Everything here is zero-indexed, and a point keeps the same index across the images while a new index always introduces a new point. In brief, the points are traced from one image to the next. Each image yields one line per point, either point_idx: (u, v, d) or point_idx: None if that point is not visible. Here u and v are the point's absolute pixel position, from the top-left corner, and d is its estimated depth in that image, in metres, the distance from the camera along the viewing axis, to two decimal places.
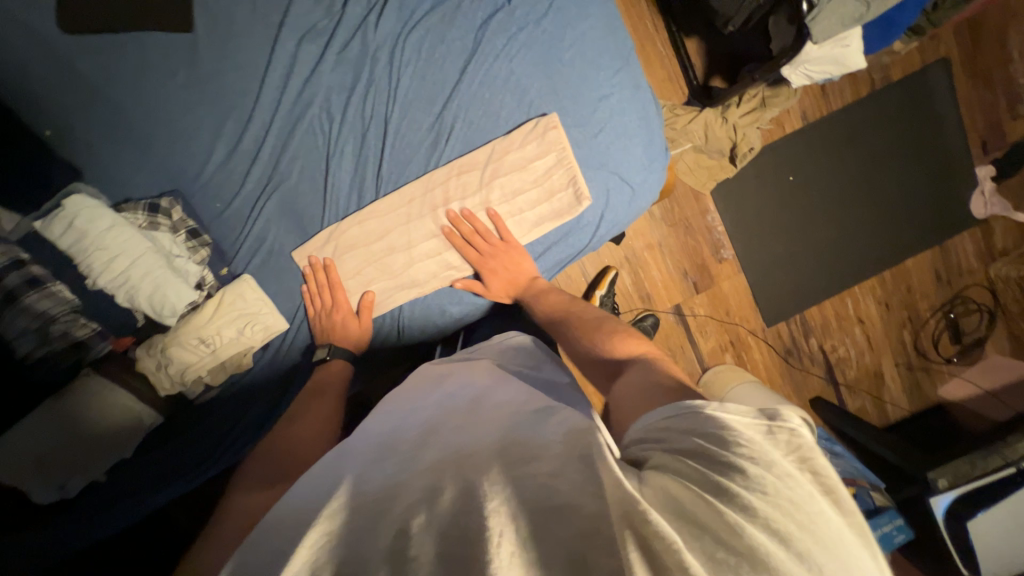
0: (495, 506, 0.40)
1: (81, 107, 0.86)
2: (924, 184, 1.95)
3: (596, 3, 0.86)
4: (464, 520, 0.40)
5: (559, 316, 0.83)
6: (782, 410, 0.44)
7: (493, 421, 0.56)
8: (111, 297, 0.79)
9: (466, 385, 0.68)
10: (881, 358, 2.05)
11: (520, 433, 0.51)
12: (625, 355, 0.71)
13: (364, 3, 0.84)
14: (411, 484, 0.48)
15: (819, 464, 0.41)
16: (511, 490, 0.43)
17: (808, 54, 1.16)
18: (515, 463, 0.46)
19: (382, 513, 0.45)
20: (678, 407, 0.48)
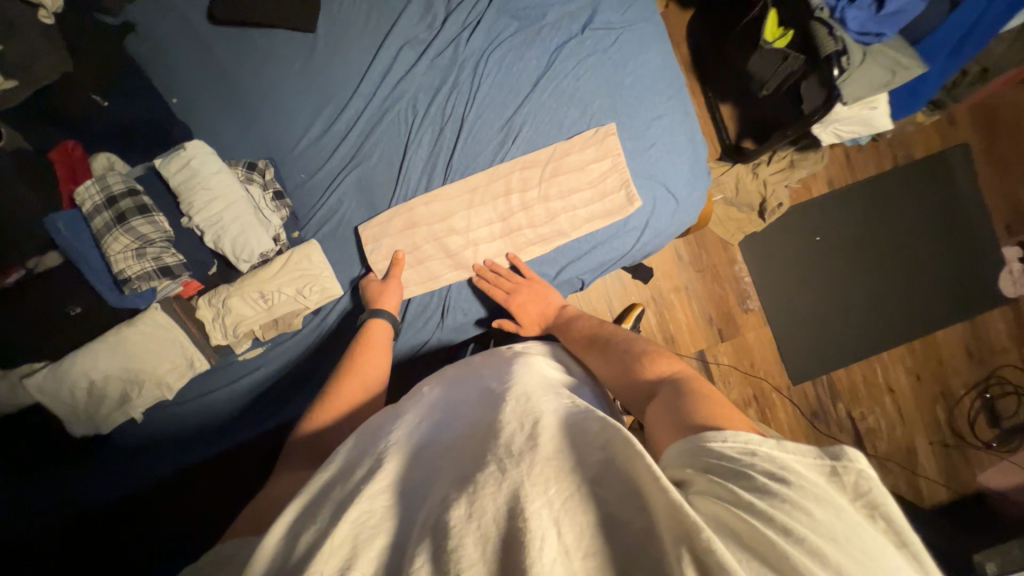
0: (537, 507, 0.37)
1: (207, 81, 1.01)
2: (950, 259, 1.99)
3: (656, 41, 1.00)
4: (506, 520, 0.37)
5: (588, 339, 0.82)
6: (846, 451, 0.39)
7: (535, 408, 0.52)
8: (200, 233, 0.87)
9: (511, 376, 0.66)
10: (913, 434, 1.97)
11: (567, 429, 0.48)
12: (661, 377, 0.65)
13: (461, 22, 0.99)
14: (442, 482, 0.46)
15: (891, 513, 0.37)
16: (558, 492, 0.40)
17: (838, 114, 1.28)
18: (563, 466, 0.42)
19: (425, 504, 0.44)
20: (729, 433, 0.44)
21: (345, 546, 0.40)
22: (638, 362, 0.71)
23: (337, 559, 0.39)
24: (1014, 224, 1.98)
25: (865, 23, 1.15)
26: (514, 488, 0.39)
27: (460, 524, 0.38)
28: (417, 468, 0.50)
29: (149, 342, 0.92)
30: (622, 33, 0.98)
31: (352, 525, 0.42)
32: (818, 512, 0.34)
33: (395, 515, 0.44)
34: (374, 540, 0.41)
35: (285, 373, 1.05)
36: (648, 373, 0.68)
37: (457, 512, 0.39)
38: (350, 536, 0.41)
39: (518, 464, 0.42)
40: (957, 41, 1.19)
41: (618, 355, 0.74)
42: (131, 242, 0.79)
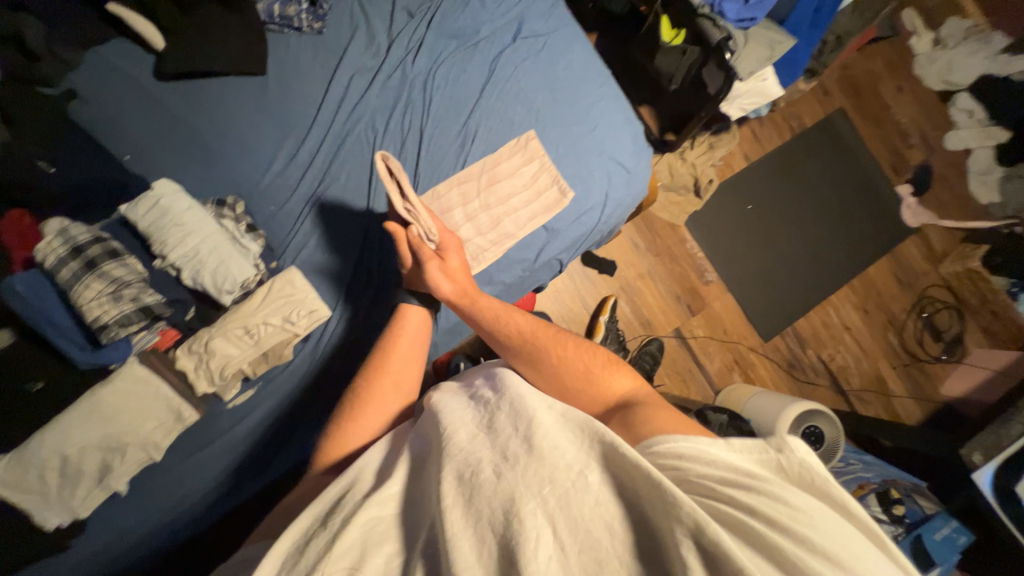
0: (531, 509, 0.44)
1: (160, 134, 1.02)
2: (860, 204, 2.27)
3: (579, 38, 1.13)
4: (503, 522, 0.44)
5: (536, 345, 0.77)
6: (784, 440, 0.45)
7: (530, 411, 0.55)
8: (178, 272, 0.85)
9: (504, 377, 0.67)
10: (877, 363, 2.15)
11: (563, 430, 0.52)
12: (623, 394, 0.70)
13: (404, 48, 1.08)
14: (435, 484, 0.53)
15: (835, 488, 0.42)
16: (551, 492, 0.46)
17: (737, 90, 1.50)
18: (559, 466, 0.48)
19: (426, 508, 0.52)
20: (688, 441, 0.50)
21: (357, 545, 0.50)
22: (594, 378, 0.72)
23: (349, 557, 0.49)
24: (898, 166, 2.32)
25: (739, 12, 1.41)
26: (511, 496, 0.45)
27: (458, 527, 0.45)
28: (422, 477, 0.57)
29: (128, 402, 0.86)
30: (548, 38, 1.12)
31: (362, 528, 0.52)
32: (776, 492, 0.41)
33: (399, 523, 0.53)
34: (385, 544, 0.51)
35: (282, 411, 1.00)
36: (610, 392, 0.71)
37: (458, 519, 0.46)
38: (360, 539, 0.50)
39: (514, 468, 0.48)
40: (812, 16, 1.44)
41: (576, 372, 0.73)
42: (105, 286, 0.76)
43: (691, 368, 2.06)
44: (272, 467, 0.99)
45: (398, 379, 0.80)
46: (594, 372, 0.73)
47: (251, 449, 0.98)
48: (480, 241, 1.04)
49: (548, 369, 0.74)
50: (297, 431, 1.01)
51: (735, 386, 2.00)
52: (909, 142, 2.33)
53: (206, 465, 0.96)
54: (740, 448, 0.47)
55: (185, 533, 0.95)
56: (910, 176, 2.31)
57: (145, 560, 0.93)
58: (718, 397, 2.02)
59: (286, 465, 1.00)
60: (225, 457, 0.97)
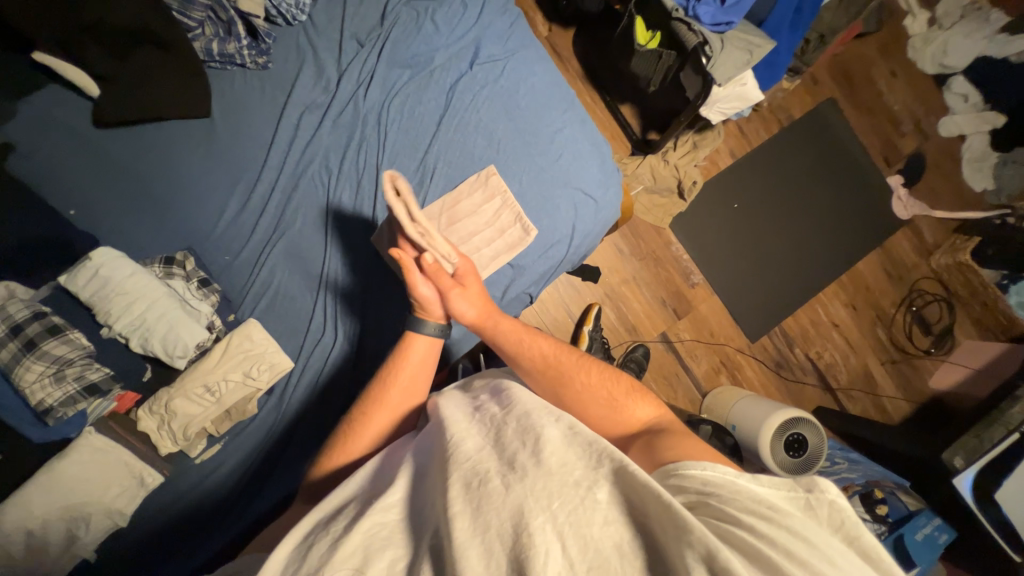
0: (541, 524, 0.44)
1: (104, 186, 0.98)
2: (850, 197, 2.22)
3: (540, 61, 1.07)
4: (513, 537, 0.44)
5: (560, 375, 0.76)
6: (817, 482, 0.46)
7: (537, 429, 0.57)
8: (125, 341, 0.82)
9: (509, 394, 0.68)
10: (865, 359, 2.14)
11: (569, 447, 0.54)
12: (644, 422, 0.71)
13: (354, 80, 1.03)
14: (439, 494, 0.53)
15: (862, 537, 0.43)
16: (560, 507, 0.46)
17: (717, 95, 1.43)
18: (567, 483, 0.49)
19: (430, 517, 0.51)
20: (714, 469, 0.51)
21: (360, 549, 0.49)
22: (615, 405, 0.73)
23: (355, 558, 0.48)
24: (889, 155, 2.25)
25: (715, 15, 1.31)
26: (519, 505, 0.46)
27: (466, 538, 0.45)
28: (425, 486, 0.57)
29: (94, 471, 0.85)
30: (506, 62, 1.05)
31: (366, 532, 0.51)
32: (801, 531, 0.42)
33: (403, 528, 0.53)
34: (388, 548, 0.50)
35: (248, 464, 0.99)
36: (631, 418, 0.72)
37: (463, 526, 0.46)
38: (364, 543, 0.50)
39: (524, 480, 0.49)
40: (792, 16, 1.37)
41: (601, 398, 0.73)
42: (46, 367, 0.74)
43: (678, 372, 2.04)
44: (231, 523, 0.95)
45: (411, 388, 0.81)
46: (617, 399, 0.73)
47: (216, 501, 0.97)
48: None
49: (569, 396, 0.74)
50: (257, 484, 0.98)
51: (722, 389, 1.99)
52: (902, 131, 2.25)
53: (170, 519, 0.94)
54: (771, 484, 0.48)
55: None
56: (902, 165, 2.24)
57: None
58: (705, 400, 2.01)
59: (247, 519, 0.95)
60: (189, 511, 0.95)
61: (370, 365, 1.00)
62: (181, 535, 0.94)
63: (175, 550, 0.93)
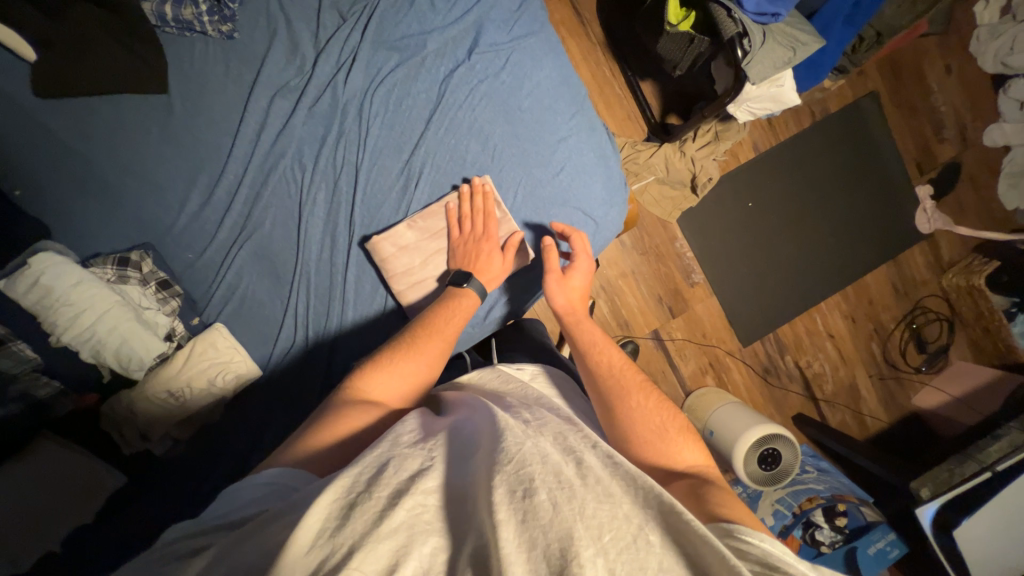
0: (591, 556, 0.39)
1: (48, 164, 0.87)
2: (872, 204, 2.08)
3: (549, 55, 0.94)
4: (558, 564, 0.39)
5: (613, 379, 0.71)
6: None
7: (578, 447, 0.52)
8: (74, 352, 0.77)
9: (541, 408, 0.64)
10: (854, 372, 2.12)
11: (608, 464, 0.50)
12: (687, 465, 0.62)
13: (334, 62, 0.89)
14: (477, 497, 0.46)
15: None
16: (611, 539, 0.41)
17: (748, 93, 1.27)
18: (618, 515, 0.43)
19: (472, 518, 0.44)
20: (767, 544, 0.45)
21: (402, 532, 0.42)
22: (664, 439, 0.64)
23: (394, 543, 0.41)
24: (923, 163, 2.09)
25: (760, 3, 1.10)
26: (569, 531, 0.40)
27: (512, 549, 0.40)
28: (461, 475, 0.50)
29: (29, 483, 0.78)
30: (510, 53, 0.92)
31: (407, 513, 0.43)
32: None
33: (442, 519, 0.45)
34: (429, 535, 0.43)
35: (201, 471, 0.92)
36: (674, 455, 0.63)
37: (507, 535, 0.40)
38: (406, 524, 0.43)
39: (572, 500, 0.43)
40: (849, 11, 1.19)
41: (650, 422, 0.65)
42: None
43: (664, 369, 2.01)
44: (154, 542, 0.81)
45: (439, 349, 0.75)
46: (667, 429, 0.65)
47: (149, 509, 0.85)
48: (429, 295, 0.92)
49: (618, 404, 0.68)
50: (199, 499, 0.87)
51: (706, 391, 1.97)
52: (942, 136, 2.08)
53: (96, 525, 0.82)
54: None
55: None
56: (933, 174, 2.09)
57: None
58: (688, 399, 2.00)
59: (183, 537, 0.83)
60: (116, 521, 0.83)
61: (341, 377, 0.94)
62: (93, 550, 0.80)
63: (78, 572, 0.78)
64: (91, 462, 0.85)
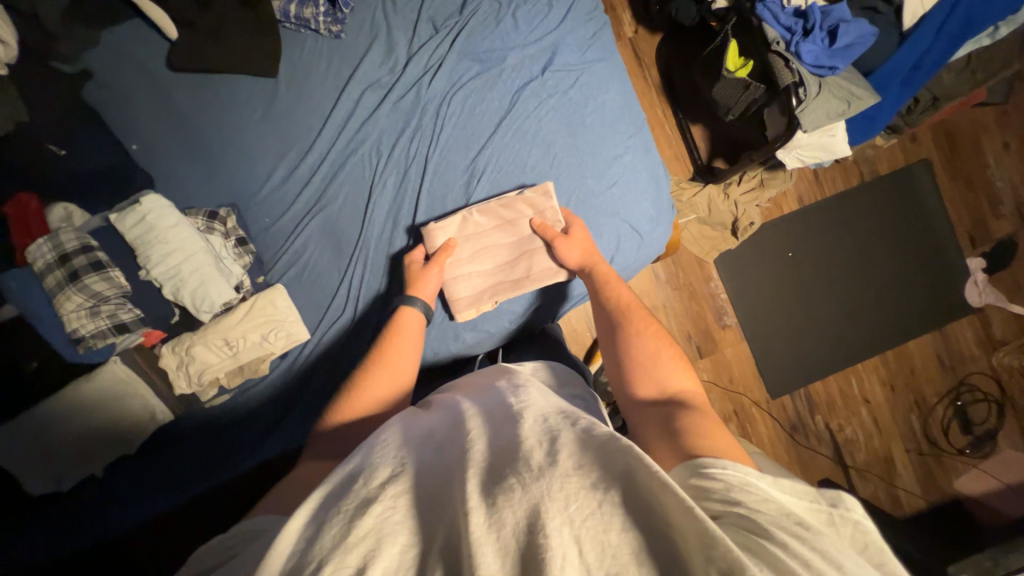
0: (558, 525, 0.39)
1: (163, 127, 1.00)
2: (916, 270, 2.04)
3: (615, 81, 1.02)
4: (526, 536, 0.39)
5: (621, 312, 0.84)
6: (844, 499, 0.46)
7: (555, 430, 0.53)
8: (160, 287, 0.86)
9: (526, 393, 0.66)
10: (889, 443, 2.00)
11: (582, 442, 0.50)
12: (678, 389, 0.72)
13: (422, 65, 1.00)
14: (454, 487, 0.47)
15: (882, 553, 0.43)
16: (578, 508, 0.41)
17: (799, 140, 1.30)
18: (586, 486, 0.43)
19: (447, 508, 0.45)
20: (728, 465, 0.50)
21: (370, 536, 0.42)
22: (658, 364, 0.75)
23: (363, 548, 0.41)
24: (976, 236, 2.05)
25: (818, 56, 1.18)
26: (535, 503, 0.41)
27: (481, 533, 0.40)
28: (435, 474, 0.51)
29: (82, 415, 0.90)
30: (580, 74, 1.00)
31: (377, 518, 0.44)
32: (829, 543, 0.40)
33: (412, 513, 0.45)
34: (396, 538, 0.42)
35: (251, 417, 1.02)
36: (671, 380, 0.73)
37: (477, 520, 0.41)
38: (373, 529, 0.43)
39: (539, 480, 0.43)
40: (907, 72, 1.23)
41: (647, 349, 0.78)
42: (84, 301, 0.78)
43: None
44: (212, 477, 0.98)
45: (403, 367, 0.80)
46: (662, 361, 0.76)
47: (207, 445, 1.00)
48: (474, 289, 0.98)
49: (617, 332, 0.82)
50: (252, 437, 1.01)
51: None
52: (998, 212, 2.05)
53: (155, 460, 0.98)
54: (797, 493, 0.47)
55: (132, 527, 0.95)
56: (986, 249, 2.05)
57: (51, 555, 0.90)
58: None
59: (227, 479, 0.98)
60: (182, 447, 1.00)
61: None
62: (155, 480, 0.97)
63: (144, 499, 0.96)
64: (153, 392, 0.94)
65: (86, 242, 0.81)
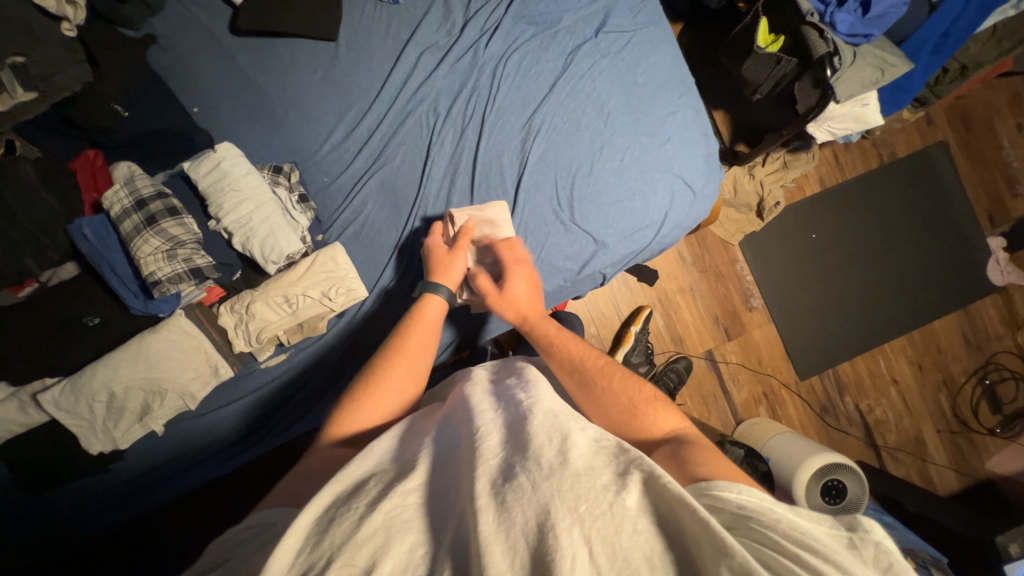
0: (567, 526, 0.39)
1: (223, 93, 1.02)
2: (937, 250, 2.07)
3: (666, 42, 1.06)
4: (536, 537, 0.39)
5: (581, 365, 0.72)
6: (862, 523, 0.42)
7: (565, 429, 0.52)
8: (229, 236, 0.87)
9: (537, 389, 0.62)
10: (919, 423, 1.99)
11: (596, 449, 0.49)
12: (663, 430, 0.64)
13: (479, 29, 1.03)
14: (462, 484, 0.48)
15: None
16: (588, 509, 0.41)
17: (831, 112, 1.34)
18: (595, 486, 0.44)
19: (455, 504, 0.46)
20: (735, 486, 0.47)
21: (378, 535, 0.43)
22: (639, 412, 0.66)
23: (372, 546, 0.42)
24: (995, 215, 2.09)
25: (853, 25, 1.23)
26: (543, 505, 0.41)
27: (490, 533, 0.40)
28: (449, 468, 0.52)
29: (144, 369, 0.89)
30: (633, 35, 1.05)
31: (385, 515, 0.45)
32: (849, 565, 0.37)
33: (423, 513, 0.47)
34: (406, 534, 0.44)
35: (304, 383, 1.02)
36: (654, 424, 0.65)
37: (485, 520, 0.41)
38: (384, 525, 0.44)
39: (549, 479, 0.44)
40: (938, 40, 1.29)
41: (623, 400, 0.67)
42: (162, 244, 0.82)
43: (716, 394, 1.93)
44: (253, 449, 1.03)
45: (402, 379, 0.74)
46: (641, 405, 0.66)
47: (254, 416, 1.01)
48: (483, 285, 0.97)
49: (594, 393, 0.69)
50: (299, 407, 1.03)
51: (759, 421, 1.86)
52: (1015, 191, 2.09)
53: (207, 418, 0.99)
54: (812, 520, 0.43)
55: (205, 476, 1.02)
56: (1007, 228, 2.08)
57: (107, 512, 0.98)
58: (738, 428, 1.89)
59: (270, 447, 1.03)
60: (222, 411, 1.00)
61: None
62: (200, 449, 1.00)
63: (191, 466, 1.01)
64: (218, 346, 0.94)
65: (164, 191, 0.85)
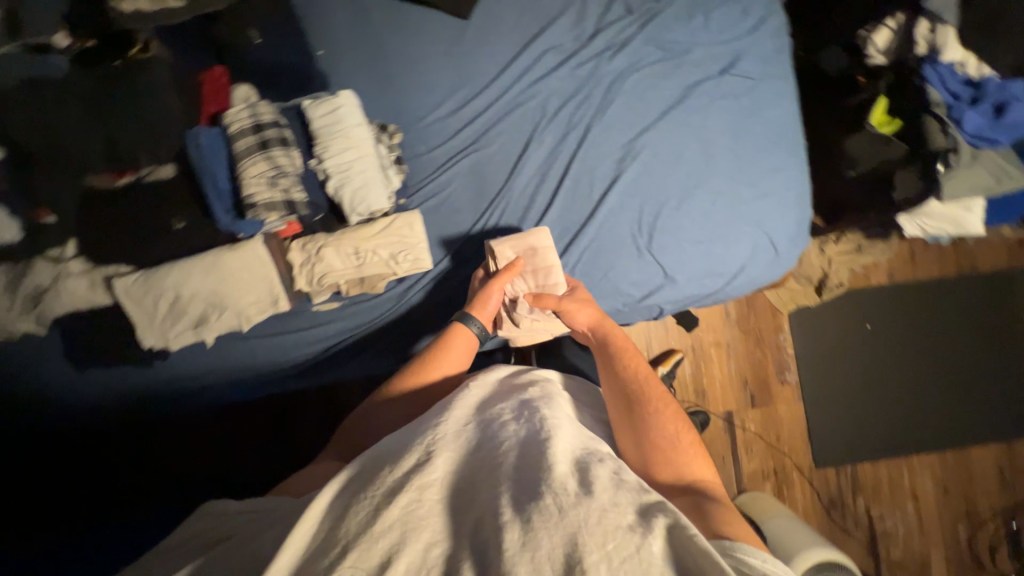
0: (594, 562, 0.42)
1: (344, 43, 1.04)
2: (994, 374, 1.97)
3: (786, 98, 1.05)
4: (563, 566, 0.42)
5: (636, 394, 0.75)
6: None
7: (585, 463, 0.54)
8: (326, 178, 0.91)
9: (558, 409, 0.63)
10: (929, 546, 1.89)
11: (619, 486, 0.51)
12: (694, 481, 0.67)
13: (605, 43, 1.04)
14: (483, 490, 0.50)
15: None
16: (615, 547, 0.43)
17: (931, 207, 1.32)
18: (621, 525, 0.45)
19: (473, 505, 0.49)
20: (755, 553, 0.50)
21: (395, 529, 0.45)
22: (674, 457, 0.69)
23: (388, 540, 0.44)
24: None
25: (981, 127, 1.18)
26: (570, 536, 0.44)
27: (515, 551, 0.43)
28: (472, 466, 0.53)
29: (212, 282, 0.92)
30: (756, 84, 1.04)
31: (401, 510, 0.46)
32: None
33: (443, 509, 0.48)
34: (421, 533, 0.45)
35: (348, 334, 1.04)
36: (686, 471, 0.68)
37: (511, 536, 0.44)
38: (399, 520, 0.45)
39: (577, 507, 0.46)
40: None
41: (665, 441, 0.70)
42: (268, 170, 0.86)
43: (725, 457, 1.87)
44: (286, 381, 1.07)
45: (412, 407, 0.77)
46: (682, 446, 0.70)
47: (295, 355, 1.04)
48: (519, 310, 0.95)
49: (640, 425, 0.71)
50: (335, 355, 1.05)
51: (761, 496, 1.80)
52: None
53: (249, 344, 1.02)
54: None
55: (235, 395, 1.06)
56: None
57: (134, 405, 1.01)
58: (738, 497, 1.83)
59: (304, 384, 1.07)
60: (263, 342, 1.02)
61: None
62: (233, 373, 1.02)
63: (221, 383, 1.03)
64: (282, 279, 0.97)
65: (280, 121, 0.90)
